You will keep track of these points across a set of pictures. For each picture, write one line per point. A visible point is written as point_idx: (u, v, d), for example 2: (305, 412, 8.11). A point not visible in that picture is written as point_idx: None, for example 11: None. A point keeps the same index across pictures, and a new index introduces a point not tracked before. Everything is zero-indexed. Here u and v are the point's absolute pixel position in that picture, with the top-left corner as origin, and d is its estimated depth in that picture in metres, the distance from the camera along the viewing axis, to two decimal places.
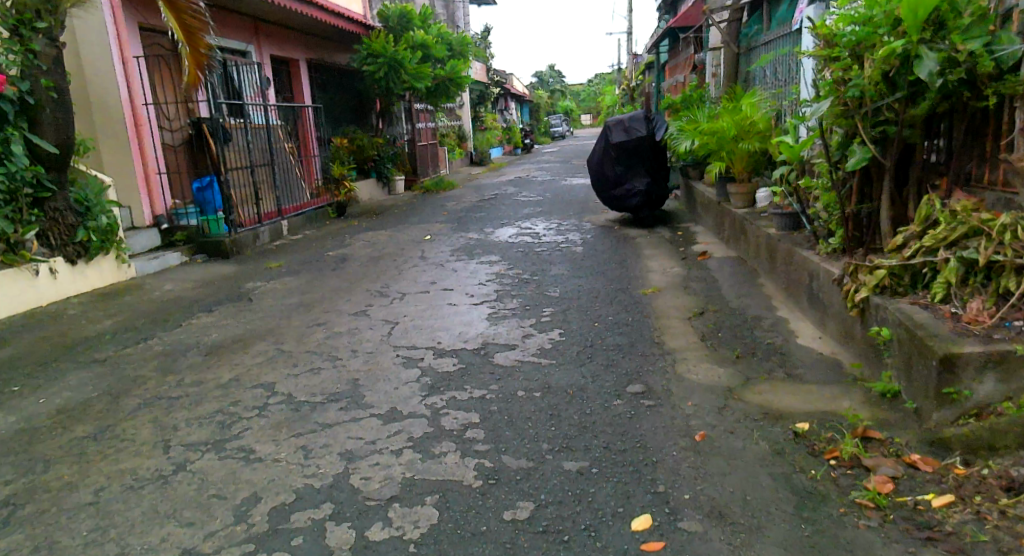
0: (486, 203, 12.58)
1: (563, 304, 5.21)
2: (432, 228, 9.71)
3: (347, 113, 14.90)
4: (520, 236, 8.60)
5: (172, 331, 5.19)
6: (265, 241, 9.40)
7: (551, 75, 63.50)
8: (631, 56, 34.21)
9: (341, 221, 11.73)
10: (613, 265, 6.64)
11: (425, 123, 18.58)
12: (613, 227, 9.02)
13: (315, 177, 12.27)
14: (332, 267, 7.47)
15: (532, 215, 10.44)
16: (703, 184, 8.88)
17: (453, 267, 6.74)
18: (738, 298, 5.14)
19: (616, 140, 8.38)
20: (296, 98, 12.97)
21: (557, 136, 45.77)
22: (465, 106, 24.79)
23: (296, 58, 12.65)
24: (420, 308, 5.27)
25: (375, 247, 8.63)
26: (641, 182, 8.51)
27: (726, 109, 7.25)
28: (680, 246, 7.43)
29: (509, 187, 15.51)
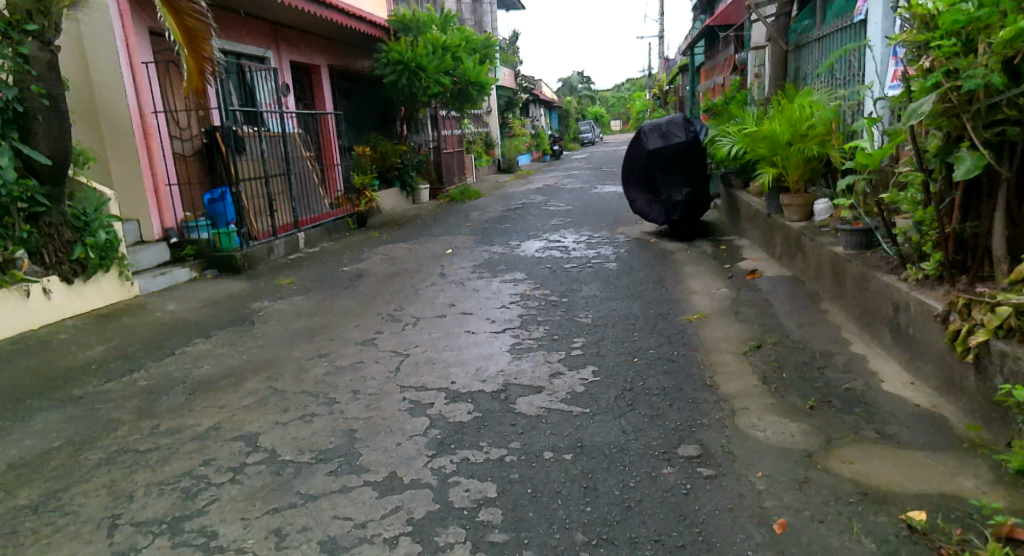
0: (513, 213, 12.01)
1: (596, 334, 4.56)
2: (456, 241, 9.16)
3: (370, 121, 14.45)
4: (549, 250, 7.97)
5: (162, 361, 4.67)
6: (280, 255, 8.89)
7: (580, 81, 62.86)
8: (663, 61, 33.47)
9: (361, 232, 11.24)
10: (652, 285, 5.98)
11: (451, 130, 18.07)
12: (648, 240, 8.36)
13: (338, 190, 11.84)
14: (346, 285, 6.93)
15: (560, 227, 9.81)
16: (747, 193, 8.18)
17: (474, 287, 6.13)
18: (799, 327, 4.46)
19: (651, 147, 7.77)
20: (317, 105, 12.55)
21: (587, 142, 45.09)
22: (492, 113, 24.28)
23: (317, 64, 12.22)
24: (435, 337, 4.67)
25: (393, 261, 8.11)
26: (680, 192, 7.79)
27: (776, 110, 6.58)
28: (725, 263, 6.74)
29: (537, 196, 14.92)
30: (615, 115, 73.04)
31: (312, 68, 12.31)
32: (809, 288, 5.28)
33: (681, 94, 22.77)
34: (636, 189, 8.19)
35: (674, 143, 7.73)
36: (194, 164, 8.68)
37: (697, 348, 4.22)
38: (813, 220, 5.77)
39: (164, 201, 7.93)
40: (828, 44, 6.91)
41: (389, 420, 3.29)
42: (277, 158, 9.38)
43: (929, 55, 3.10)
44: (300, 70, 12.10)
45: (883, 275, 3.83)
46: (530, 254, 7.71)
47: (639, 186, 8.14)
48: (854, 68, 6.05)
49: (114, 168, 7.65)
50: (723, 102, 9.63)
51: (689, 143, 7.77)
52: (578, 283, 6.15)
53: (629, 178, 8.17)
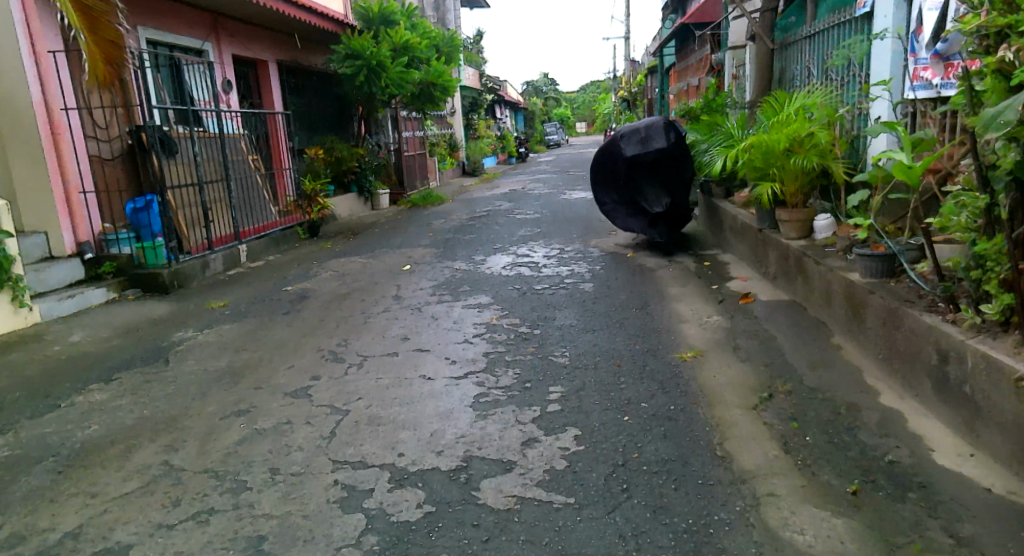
0: (478, 221, 11.24)
1: (575, 381, 3.81)
2: (414, 254, 8.36)
3: (325, 121, 13.52)
4: (516, 266, 7.22)
5: (44, 416, 3.80)
6: (218, 271, 7.98)
7: (545, 83, 62.39)
8: (629, 63, 33.08)
9: (313, 242, 10.35)
10: (634, 310, 5.27)
11: (412, 131, 17.22)
12: (625, 253, 7.67)
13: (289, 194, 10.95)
14: (286, 308, 6.08)
15: (528, 238, 9.07)
16: (732, 203, 7.54)
17: (432, 315, 5.34)
18: (814, 370, 3.79)
19: (630, 153, 7.01)
20: (264, 104, 11.62)
21: (553, 144, 44.52)
22: (456, 114, 23.49)
23: (264, 59, 11.29)
24: (382, 384, 3.87)
25: (344, 278, 7.29)
26: (659, 202, 7.09)
27: (769, 114, 5.90)
28: (712, 282, 6.08)
29: (503, 202, 14.15)
30: (581, 117, 72.72)
31: (259, 63, 11.39)
32: (815, 316, 4.63)
33: (650, 96, 22.31)
34: (610, 195, 7.48)
35: (654, 150, 6.99)
36: (118, 168, 7.73)
37: (697, 399, 3.51)
38: (814, 237, 5.12)
39: (78, 210, 6.97)
40: (821, 41, 6.27)
41: (312, 519, 2.51)
42: (214, 162, 8.45)
43: (1011, 45, 2.42)
44: (243, 64, 11.16)
45: (921, 312, 3.17)
46: (495, 271, 6.96)
47: (613, 193, 7.43)
48: (854, 67, 5.41)
49: (19, 173, 6.68)
50: (702, 106, 8.99)
51: (672, 149, 7.03)
52: (551, 308, 5.41)
53: (603, 183, 7.45)
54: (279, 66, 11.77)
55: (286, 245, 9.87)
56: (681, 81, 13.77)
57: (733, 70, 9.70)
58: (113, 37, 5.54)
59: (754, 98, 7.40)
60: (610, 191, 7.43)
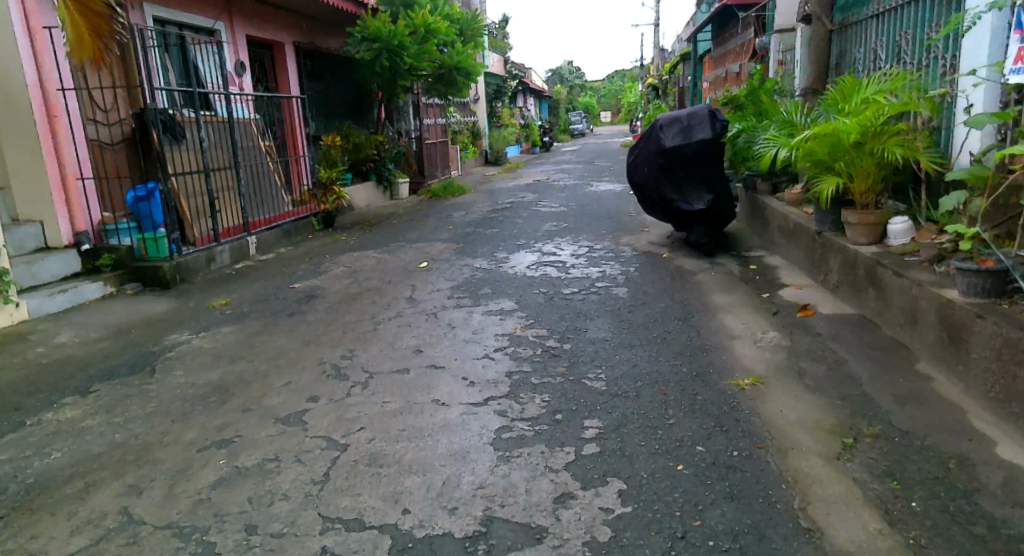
0: (500, 214, 10.69)
1: (615, 412, 3.24)
2: (433, 250, 7.83)
3: (344, 107, 13.02)
4: (542, 266, 6.65)
5: (2, 438, 3.30)
6: (224, 264, 7.51)
7: (570, 71, 61.54)
8: (658, 51, 32.25)
9: (327, 234, 9.87)
10: (676, 322, 4.67)
11: (434, 119, 16.69)
12: (659, 253, 7.06)
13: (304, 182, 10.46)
14: (290, 309, 5.56)
15: (554, 234, 8.48)
16: (779, 201, 6.89)
17: (449, 323, 4.79)
18: (901, 406, 3.19)
19: (671, 145, 6.33)
20: (280, 88, 11.13)
21: (577, 134, 43.80)
22: (480, 101, 22.93)
23: (279, 41, 10.83)
24: (388, 411, 3.33)
25: (358, 275, 6.78)
26: (699, 199, 6.44)
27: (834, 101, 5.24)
28: (761, 290, 5.46)
29: (527, 194, 13.58)
30: (606, 106, 71.72)
31: (276, 45, 10.90)
32: (890, 336, 4.01)
33: (680, 86, 21.60)
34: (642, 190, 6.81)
35: (698, 143, 6.32)
36: (119, 154, 7.24)
37: (764, 443, 2.92)
38: (886, 243, 4.49)
39: (75, 198, 6.49)
40: (891, 19, 5.59)
41: None
42: (222, 148, 7.97)
43: None
44: (259, 46, 10.67)
45: None
46: (519, 272, 6.39)
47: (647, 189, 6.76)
48: (937, 49, 4.75)
49: (12, 158, 6.21)
50: (746, 93, 8.31)
51: (717, 144, 6.39)
52: (581, 318, 4.83)
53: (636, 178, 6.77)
54: (297, 48, 11.28)
55: (298, 237, 9.40)
56: (718, 69, 13.06)
57: (779, 56, 9.01)
58: (98, 6, 4.81)
59: (809, 85, 6.73)
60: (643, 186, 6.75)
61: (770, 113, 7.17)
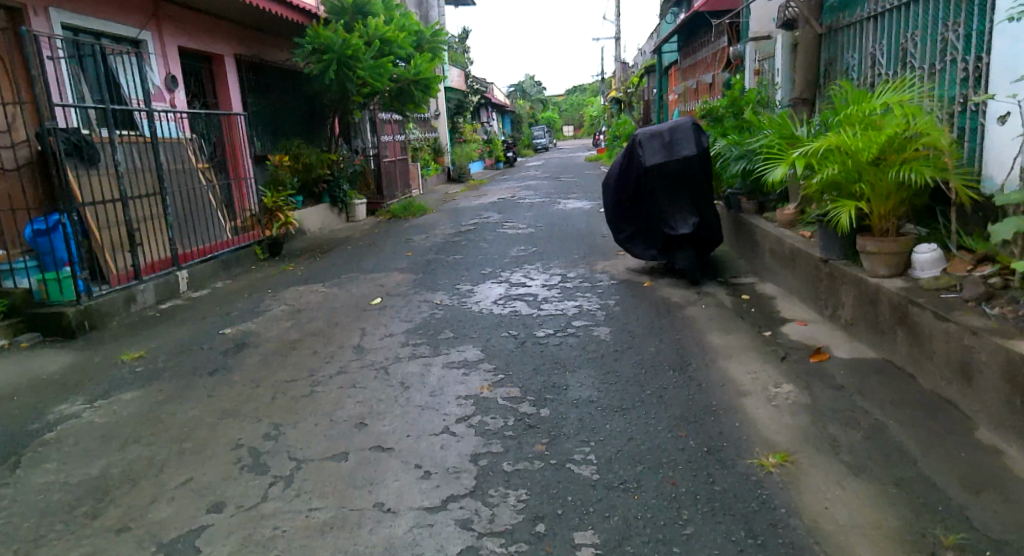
0: (463, 237, 9.92)
1: (612, 517, 2.50)
2: (388, 282, 7.03)
3: (294, 124, 12.16)
4: (510, 300, 5.91)
5: None
6: (149, 305, 6.61)
7: (532, 86, 61.30)
8: (621, 64, 31.99)
9: (273, 263, 8.98)
10: (671, 372, 3.95)
11: (393, 135, 15.90)
12: (639, 282, 6.37)
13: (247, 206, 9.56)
14: (214, 363, 4.70)
15: (522, 261, 7.75)
16: (768, 221, 6.26)
17: (401, 382, 3.99)
18: (977, 496, 2.51)
19: (653, 163, 5.68)
20: (220, 104, 10.27)
21: (542, 148, 43.36)
22: (441, 116, 22.22)
23: (219, 54, 9.99)
24: (315, 527, 2.54)
25: (302, 314, 5.94)
26: (685, 221, 5.76)
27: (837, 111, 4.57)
28: (761, 326, 4.78)
29: (492, 213, 12.86)
30: (569, 120, 71.64)
31: (214, 58, 10.06)
32: (931, 389, 3.34)
33: (645, 99, 21.20)
34: (622, 214, 6.13)
35: (682, 159, 5.67)
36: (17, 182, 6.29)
37: None
38: (910, 274, 3.85)
39: None
40: (890, 20, 4.95)
41: None
42: (146, 172, 7.08)
43: None
44: (195, 59, 9.81)
45: None
46: (484, 309, 5.62)
47: (627, 212, 6.08)
48: (954, 50, 4.11)
49: None
50: (725, 103, 7.70)
51: (703, 160, 5.73)
52: (560, 370, 4.08)
53: (614, 201, 6.10)
54: (238, 62, 10.45)
55: (240, 268, 8.50)
56: (688, 80, 12.51)
57: (758, 64, 8.40)
58: None
59: (798, 93, 6.10)
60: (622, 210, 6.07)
61: (756, 126, 6.54)
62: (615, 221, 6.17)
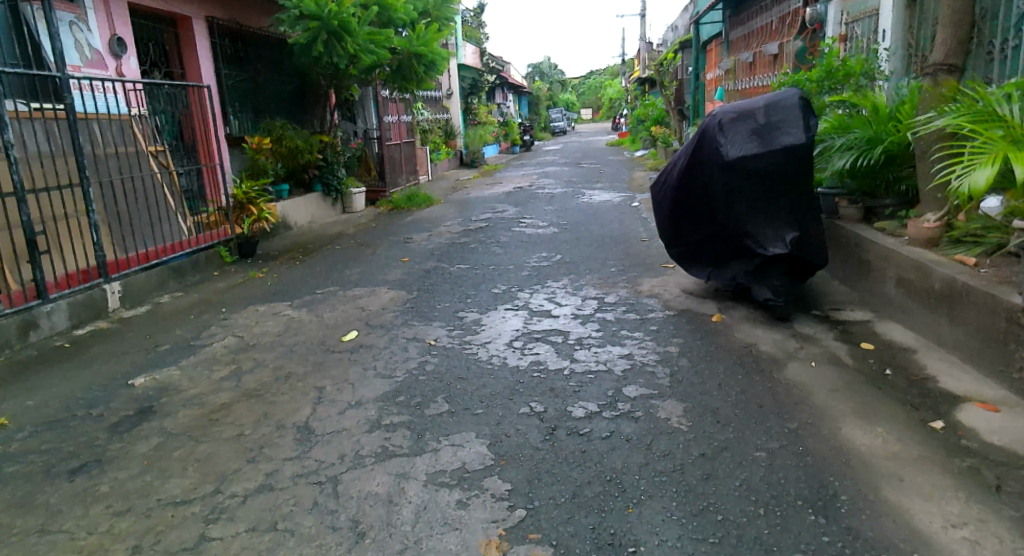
0: (472, 238, 8.31)
1: None
2: (372, 303, 5.43)
3: (281, 101, 10.57)
4: (529, 343, 4.28)
5: None
6: (57, 330, 5.07)
7: (549, 68, 59.28)
8: (647, 43, 30.05)
9: (242, 268, 7.42)
10: (813, 517, 2.32)
11: (398, 116, 14.29)
12: (704, 315, 4.72)
13: (220, 195, 8.00)
14: (88, 449, 3.14)
15: (544, 276, 6.13)
16: (886, 235, 4.59)
17: (355, 521, 2.40)
18: None
19: (736, 158, 4.04)
20: (189, 75, 8.67)
21: (559, 131, 41.50)
22: (452, 96, 20.56)
23: (184, 15, 8.40)
24: None
25: (247, 353, 4.37)
26: (774, 237, 4.11)
27: None
28: (918, 408, 3.14)
29: (507, 207, 11.22)
30: (587, 103, 69.52)
31: (180, 20, 8.47)
32: None
33: (676, 78, 19.37)
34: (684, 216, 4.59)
35: (780, 153, 3.99)
36: None
37: None
38: None
39: None
40: None
41: None
42: (63, 157, 5.54)
43: None
44: (155, 20, 8.24)
45: None
46: (495, 358, 4.01)
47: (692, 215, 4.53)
48: None
49: None
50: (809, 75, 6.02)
51: (809, 153, 4.02)
52: (616, 501, 2.47)
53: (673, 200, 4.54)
54: (210, 25, 8.86)
55: (198, 275, 6.95)
56: (738, 53, 10.72)
57: (842, 28, 6.89)
58: None
59: (939, 57, 4.39)
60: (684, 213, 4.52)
61: (871, 108, 4.85)
62: (672, 224, 4.64)
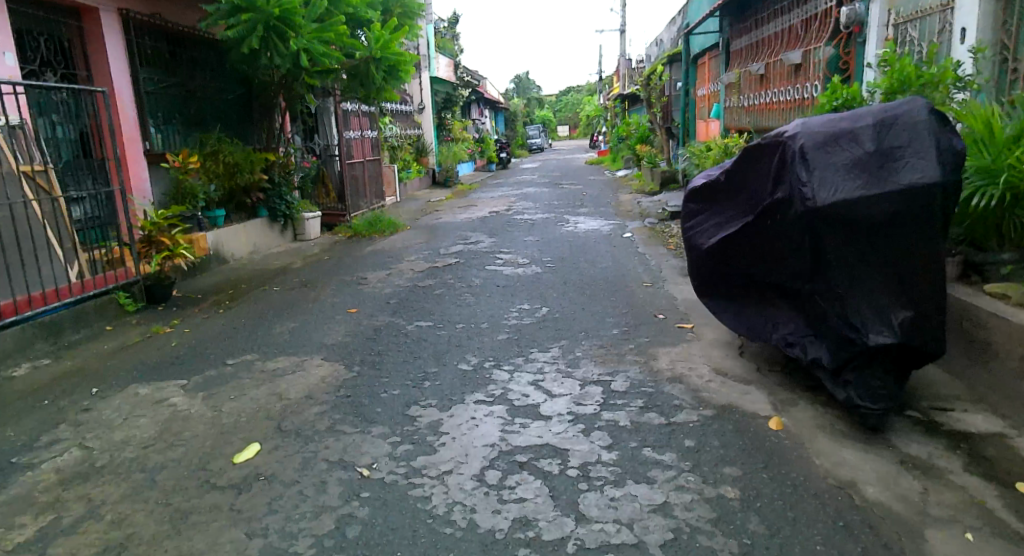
0: (438, 279, 6.90)
1: None
2: (294, 387, 3.97)
3: (221, 114, 9.15)
4: (509, 474, 2.85)
5: None
6: None
7: (526, 84, 58.28)
8: (628, 60, 28.97)
9: (148, 319, 5.94)
10: None
11: (362, 131, 12.88)
12: (757, 418, 3.34)
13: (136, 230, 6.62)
14: None
15: (527, 341, 4.72)
16: (1012, 308, 3.28)
17: None
18: None
19: (828, 203, 2.80)
20: (96, 80, 7.24)
21: (536, 147, 40.27)
22: (425, 110, 19.21)
23: (92, 5, 7.01)
24: None
25: (84, 488, 2.88)
26: (876, 319, 2.80)
27: None
28: None
29: (482, 235, 9.84)
30: (564, 120, 68.62)
31: (85, 12, 7.08)
32: None
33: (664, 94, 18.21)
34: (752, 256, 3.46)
35: (896, 197, 2.71)
36: None
37: None
38: None
39: None
40: None
41: None
42: None
43: None
44: (51, 11, 6.83)
45: None
46: (458, 514, 2.56)
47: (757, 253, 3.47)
48: None
49: None
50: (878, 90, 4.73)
51: (939, 200, 2.74)
52: None
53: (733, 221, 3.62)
54: (124, 19, 7.45)
55: (84, 331, 5.46)
56: (743, 65, 9.53)
57: (890, 31, 5.65)
58: None
59: None
60: (741, 248, 3.49)
61: (984, 131, 3.57)
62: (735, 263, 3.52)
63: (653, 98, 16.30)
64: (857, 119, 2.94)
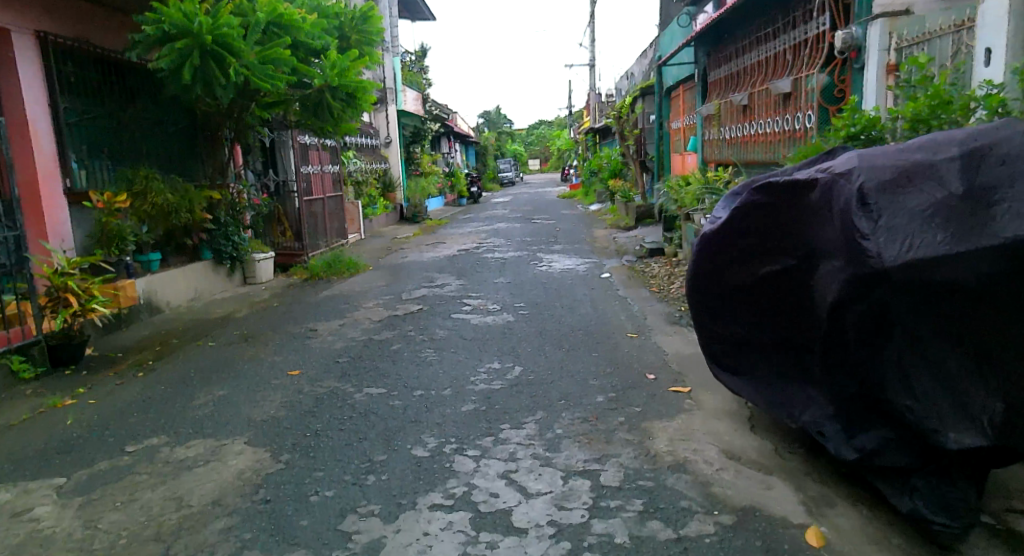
0: (396, 331, 6.12)
1: None
2: (200, 488, 3.17)
3: (161, 149, 8.35)
4: None
5: None
6: None
7: (496, 119, 58.16)
8: (599, 93, 28.71)
9: (51, 388, 5.08)
10: None
11: (322, 165, 12.14)
12: (789, 526, 2.59)
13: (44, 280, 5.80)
14: None
15: (496, 414, 3.95)
16: None
17: None
18: None
19: (901, 265, 2.32)
20: (6, 111, 6.44)
21: (508, 181, 39.82)
22: (392, 144, 18.58)
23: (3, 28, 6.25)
24: None
25: None
26: (957, 413, 2.34)
27: None
28: None
29: (449, 277, 9.08)
30: (535, 153, 68.59)
31: None
32: None
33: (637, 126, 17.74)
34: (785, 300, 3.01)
35: (991, 255, 2.21)
36: None
37: None
38: None
39: None
40: None
41: None
42: None
43: None
44: None
45: None
46: None
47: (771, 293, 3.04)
48: None
49: None
50: (896, 119, 4.11)
51: None
52: None
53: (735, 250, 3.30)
54: (43, 44, 6.71)
55: None
56: (722, 96, 8.99)
57: (892, 57, 5.02)
58: None
59: None
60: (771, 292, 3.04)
61: None
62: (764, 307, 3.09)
63: (627, 131, 15.82)
64: (938, 151, 2.48)
